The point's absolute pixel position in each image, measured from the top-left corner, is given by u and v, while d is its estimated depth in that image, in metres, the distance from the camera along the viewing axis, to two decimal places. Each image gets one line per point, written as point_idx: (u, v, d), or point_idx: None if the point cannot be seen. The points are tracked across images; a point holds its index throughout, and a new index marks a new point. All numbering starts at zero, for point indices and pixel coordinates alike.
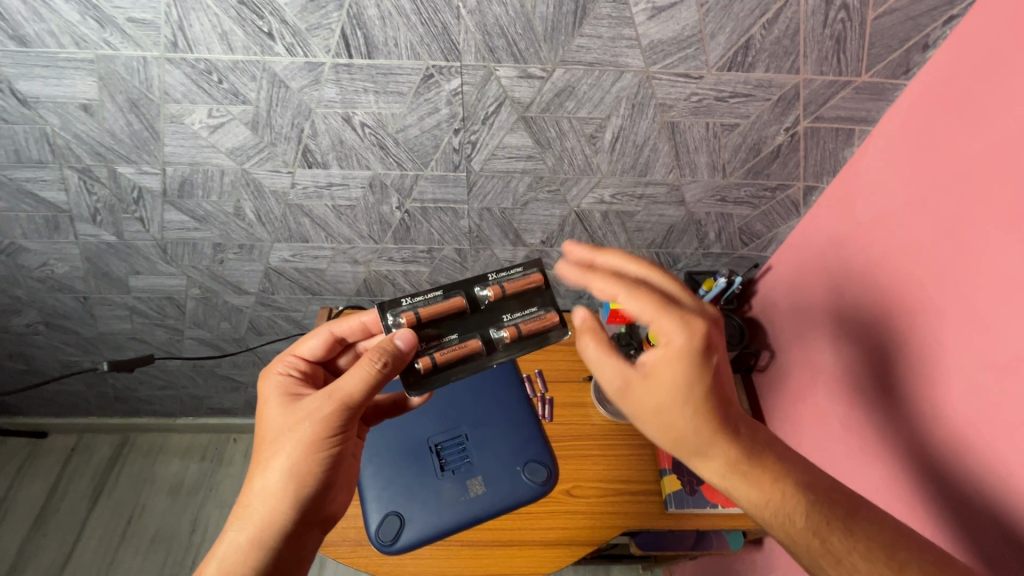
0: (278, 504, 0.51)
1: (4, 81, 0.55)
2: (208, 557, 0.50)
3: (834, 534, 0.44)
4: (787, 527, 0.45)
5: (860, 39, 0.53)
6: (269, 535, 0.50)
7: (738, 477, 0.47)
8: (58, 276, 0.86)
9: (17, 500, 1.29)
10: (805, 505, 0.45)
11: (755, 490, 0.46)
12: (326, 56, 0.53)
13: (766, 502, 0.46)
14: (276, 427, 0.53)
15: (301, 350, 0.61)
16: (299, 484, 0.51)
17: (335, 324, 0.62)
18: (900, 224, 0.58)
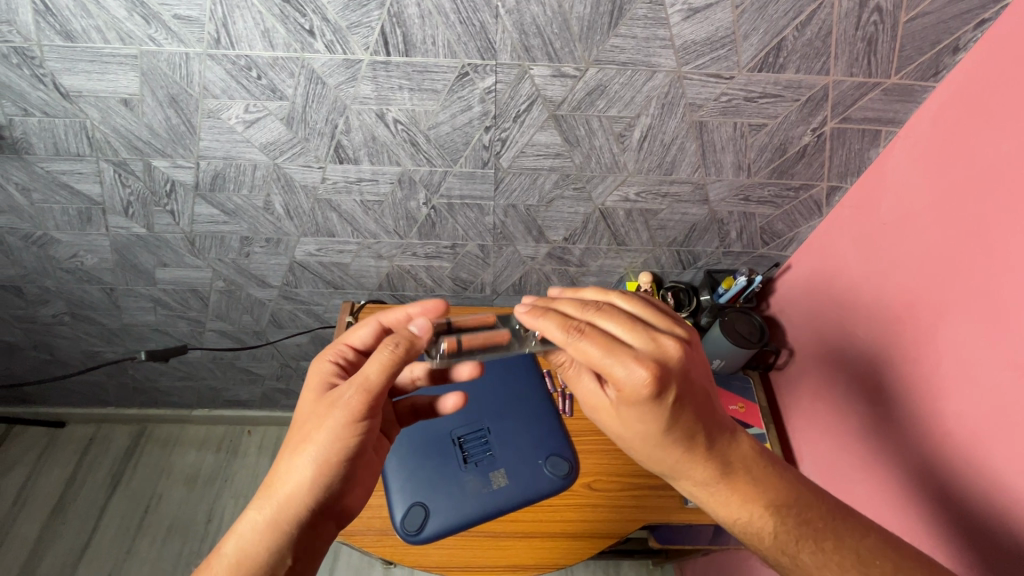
0: (296, 492, 0.50)
1: (48, 75, 0.57)
2: (230, 534, 0.51)
3: (802, 552, 0.48)
4: (756, 541, 0.50)
5: (892, 42, 0.53)
6: (286, 522, 0.50)
7: (708, 497, 0.51)
8: (86, 268, 0.88)
9: (37, 489, 1.30)
10: (775, 525, 0.49)
11: (727, 510, 0.51)
12: (364, 53, 0.54)
13: (735, 519, 0.51)
14: (306, 412, 0.53)
15: (349, 338, 0.60)
16: (318, 474, 0.50)
17: (383, 315, 0.60)
18: (927, 224, 0.60)
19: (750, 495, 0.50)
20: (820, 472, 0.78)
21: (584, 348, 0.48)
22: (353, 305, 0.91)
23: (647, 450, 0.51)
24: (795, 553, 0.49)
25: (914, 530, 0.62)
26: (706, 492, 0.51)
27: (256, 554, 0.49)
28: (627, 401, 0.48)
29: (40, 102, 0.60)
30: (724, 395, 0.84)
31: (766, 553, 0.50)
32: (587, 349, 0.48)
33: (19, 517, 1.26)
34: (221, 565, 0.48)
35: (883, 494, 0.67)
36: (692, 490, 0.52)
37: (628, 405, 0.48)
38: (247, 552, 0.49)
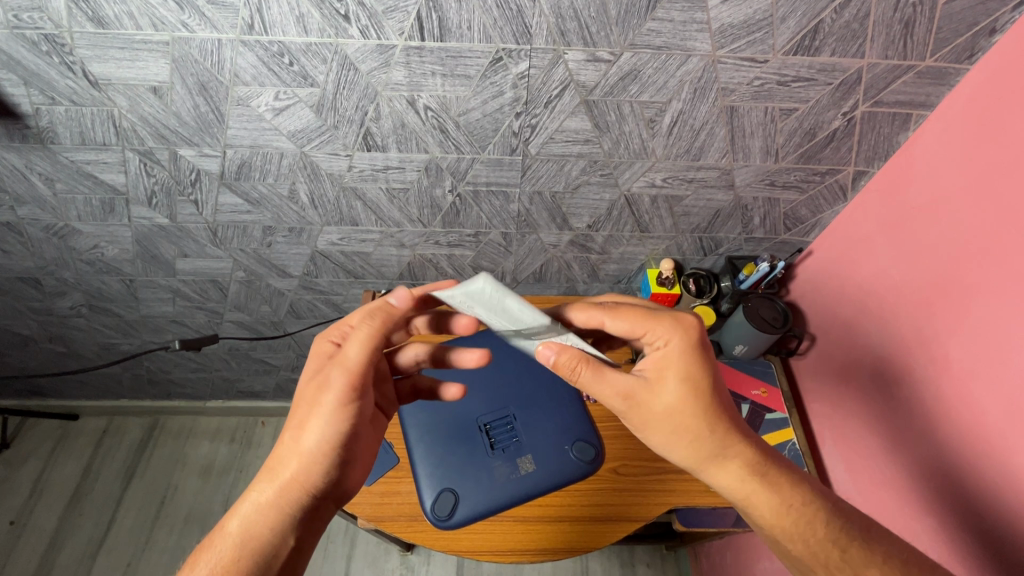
0: (306, 472, 0.51)
1: (77, 63, 0.56)
2: (232, 513, 0.50)
3: (853, 544, 0.49)
4: (808, 536, 0.49)
5: (929, 24, 0.53)
6: (295, 503, 0.50)
7: (756, 485, 0.51)
8: (106, 259, 0.87)
9: (52, 481, 1.31)
10: (821, 517, 0.50)
11: (778, 499, 0.51)
12: (398, 38, 0.54)
13: (785, 511, 0.50)
14: (310, 394, 0.53)
15: (352, 320, 0.57)
16: (327, 457, 0.51)
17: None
18: (958, 207, 0.60)
19: (793, 484, 0.51)
20: (845, 455, 0.78)
21: (633, 313, 0.53)
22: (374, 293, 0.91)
23: (699, 428, 0.51)
24: (846, 547, 0.49)
25: (944, 510, 0.62)
26: (751, 481, 0.51)
27: (262, 534, 0.48)
28: (677, 364, 0.51)
29: (67, 90, 0.59)
30: (746, 381, 0.84)
31: (818, 551, 0.49)
32: (633, 316, 0.52)
33: (37, 509, 1.27)
34: (224, 544, 0.47)
35: (908, 476, 0.67)
36: (737, 483, 0.51)
37: (681, 362, 0.51)
38: (250, 532, 0.48)
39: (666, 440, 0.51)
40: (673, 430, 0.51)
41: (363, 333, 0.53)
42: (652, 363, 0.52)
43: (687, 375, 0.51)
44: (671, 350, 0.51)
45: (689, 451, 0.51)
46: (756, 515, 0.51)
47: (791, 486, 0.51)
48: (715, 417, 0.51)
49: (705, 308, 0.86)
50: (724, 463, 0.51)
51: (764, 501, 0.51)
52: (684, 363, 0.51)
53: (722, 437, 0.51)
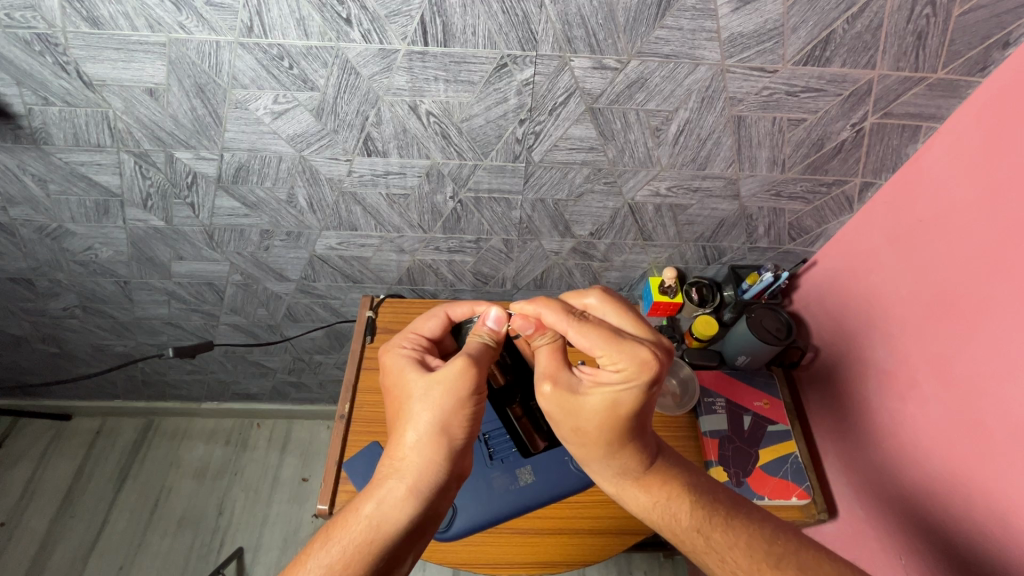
0: (430, 459, 0.50)
1: (71, 63, 0.55)
2: (363, 497, 0.49)
3: (716, 530, 0.49)
4: (673, 526, 0.51)
5: (942, 35, 0.52)
6: (426, 485, 0.50)
7: (626, 479, 0.53)
8: (101, 261, 0.86)
9: (44, 482, 1.29)
10: (690, 506, 0.51)
11: (643, 492, 0.53)
12: (401, 43, 0.53)
13: (653, 503, 0.52)
14: (417, 387, 0.53)
15: (420, 328, 0.61)
16: (449, 442, 0.52)
17: (450, 307, 0.64)
18: (963, 223, 0.59)
19: (665, 479, 0.53)
20: (846, 468, 0.77)
21: (618, 307, 0.55)
22: (373, 300, 0.89)
23: (595, 431, 0.52)
24: (708, 532, 0.49)
25: (945, 528, 0.61)
26: (626, 477, 0.53)
27: (399, 516, 0.48)
28: (602, 394, 0.50)
29: (61, 90, 0.58)
30: (749, 392, 0.83)
31: (683, 539, 0.50)
32: (593, 336, 0.51)
33: (28, 510, 1.25)
34: (361, 526, 0.47)
35: (914, 495, 0.65)
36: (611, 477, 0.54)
37: (596, 394, 0.50)
38: (388, 515, 0.48)
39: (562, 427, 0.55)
40: (572, 427, 0.53)
41: (477, 342, 0.57)
42: (593, 382, 0.51)
43: (611, 396, 0.49)
44: (608, 387, 0.50)
45: (581, 447, 0.54)
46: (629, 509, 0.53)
47: (659, 481, 0.52)
48: (611, 431, 0.51)
49: (707, 317, 0.85)
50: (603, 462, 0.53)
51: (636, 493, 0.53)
52: (599, 397, 0.50)
53: (606, 444, 0.52)
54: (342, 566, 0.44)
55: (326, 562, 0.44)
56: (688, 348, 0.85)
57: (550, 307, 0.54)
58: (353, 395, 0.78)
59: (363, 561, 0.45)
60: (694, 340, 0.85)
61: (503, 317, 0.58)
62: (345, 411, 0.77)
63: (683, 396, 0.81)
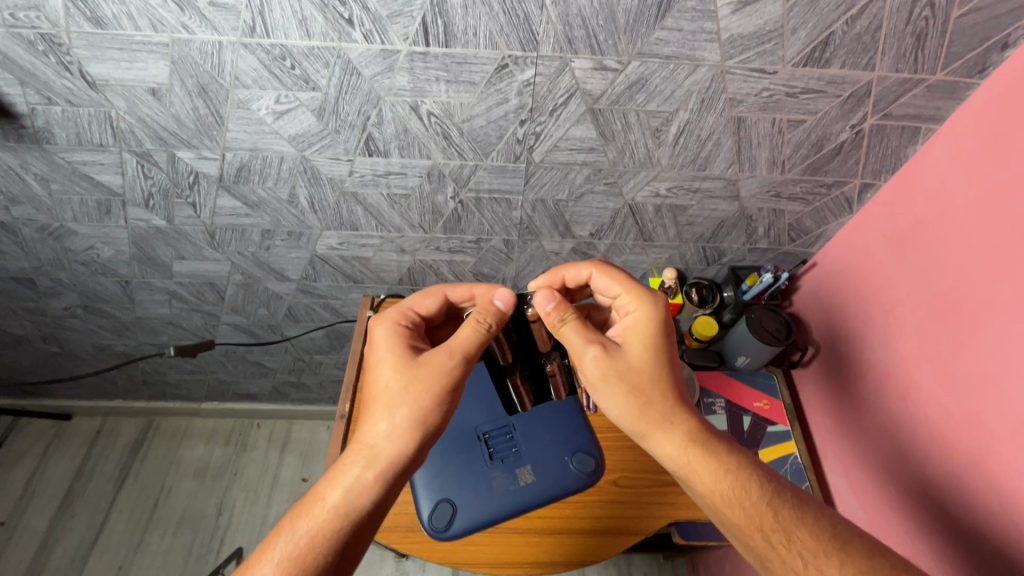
0: (398, 450, 0.52)
1: (74, 62, 0.55)
2: (330, 484, 0.51)
3: (784, 505, 0.50)
4: (742, 500, 0.50)
5: (940, 37, 0.53)
6: (390, 479, 0.52)
7: (696, 449, 0.53)
8: (102, 260, 0.86)
9: (44, 482, 1.29)
10: (758, 479, 0.51)
11: (714, 462, 0.52)
12: (403, 43, 0.53)
13: (723, 476, 0.51)
14: (394, 377, 0.54)
15: (417, 305, 0.61)
16: (420, 436, 0.53)
17: (451, 289, 0.63)
18: (962, 223, 0.59)
19: (734, 452, 0.53)
20: (847, 470, 0.77)
21: (615, 274, 0.59)
22: (373, 300, 0.89)
23: (650, 389, 0.54)
24: (779, 508, 0.49)
25: (944, 526, 0.61)
26: (690, 449, 0.53)
27: (361, 507, 0.50)
28: (640, 329, 0.56)
29: (64, 90, 0.58)
30: (748, 392, 0.83)
31: (751, 514, 0.49)
32: (614, 278, 0.59)
33: (28, 510, 1.25)
34: (325, 514, 0.49)
35: (913, 496, 0.66)
36: (676, 452, 0.53)
37: (637, 336, 0.56)
38: (352, 505, 0.50)
39: (622, 401, 0.54)
40: (627, 391, 0.54)
41: (470, 331, 0.56)
42: (630, 326, 0.57)
43: (646, 339, 0.56)
44: (635, 317, 0.57)
45: (637, 415, 0.54)
46: (698, 482, 0.52)
47: (727, 454, 0.53)
48: (662, 381, 0.55)
49: (707, 318, 0.85)
50: (669, 433, 0.53)
51: (704, 467, 0.52)
52: (642, 337, 0.56)
53: (665, 402, 0.54)
54: (300, 552, 0.47)
55: (291, 543, 0.47)
56: (688, 349, 0.85)
57: (564, 271, 0.61)
58: (353, 395, 0.78)
59: (321, 550, 0.47)
60: (694, 341, 0.85)
61: (513, 298, 0.59)
62: (345, 410, 0.77)
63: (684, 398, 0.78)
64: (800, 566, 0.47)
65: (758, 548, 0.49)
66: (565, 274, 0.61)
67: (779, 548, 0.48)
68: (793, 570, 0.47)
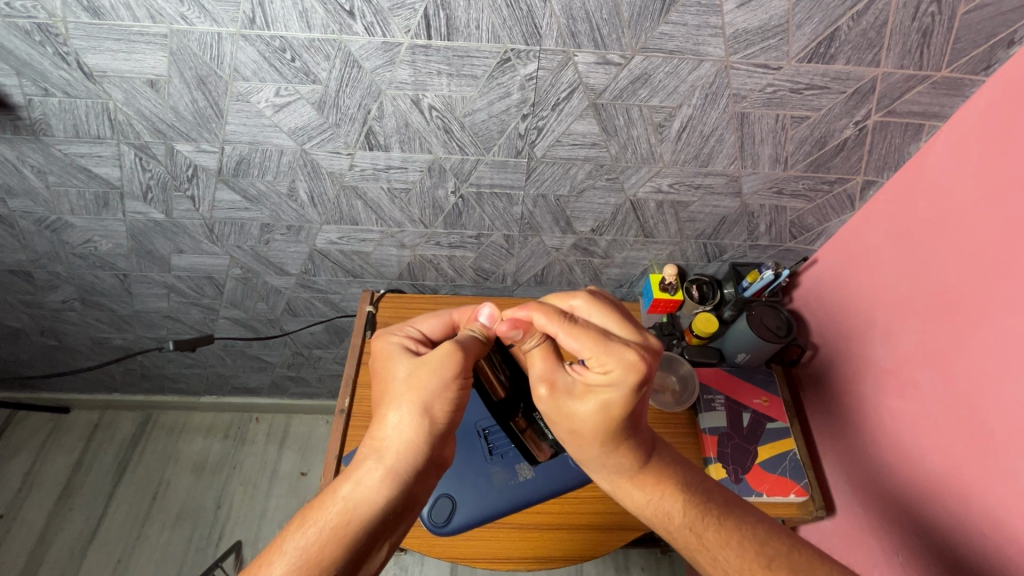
0: (411, 440, 0.50)
1: (71, 53, 0.54)
2: (341, 478, 0.48)
3: (708, 529, 0.49)
4: (667, 523, 0.51)
5: (947, 33, 0.52)
6: (403, 469, 0.49)
7: (628, 480, 0.52)
8: (100, 253, 0.85)
9: (42, 475, 1.29)
10: (683, 504, 0.51)
11: (641, 490, 0.52)
12: (405, 36, 0.53)
13: (647, 501, 0.52)
14: (401, 371, 0.53)
15: (421, 324, 0.61)
16: (430, 425, 0.51)
17: (457, 311, 0.63)
18: (966, 219, 0.59)
19: (660, 480, 0.52)
20: (844, 467, 0.76)
21: (584, 335, 0.47)
22: (373, 295, 0.89)
23: (591, 440, 0.50)
24: (702, 531, 0.49)
25: (939, 524, 0.61)
26: (623, 479, 0.53)
27: (374, 500, 0.47)
28: (595, 394, 0.48)
29: (61, 81, 0.57)
30: (748, 389, 0.83)
31: (677, 536, 0.50)
32: (581, 337, 0.47)
33: (26, 503, 1.25)
34: (337, 506, 0.47)
35: (912, 493, 0.65)
36: (612, 479, 0.54)
37: (586, 401, 0.49)
38: (364, 499, 0.47)
39: (564, 436, 0.53)
40: (570, 434, 0.52)
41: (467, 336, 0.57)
42: (586, 387, 0.49)
43: (602, 401, 0.48)
44: (594, 382, 0.48)
45: (580, 450, 0.53)
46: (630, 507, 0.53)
47: (657, 482, 0.52)
48: (609, 434, 0.49)
49: (708, 314, 0.85)
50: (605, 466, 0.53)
51: (636, 494, 0.52)
52: (591, 403, 0.48)
53: (603, 448, 0.51)
54: (315, 550, 0.44)
55: (302, 544, 0.44)
56: (688, 345, 0.85)
57: (534, 309, 0.51)
58: (353, 389, 0.78)
59: (336, 546, 0.45)
60: (694, 336, 0.85)
61: (497, 313, 0.58)
62: (344, 405, 0.76)
63: (683, 393, 0.82)
64: None
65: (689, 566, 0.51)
66: (534, 318, 0.51)
67: (706, 568, 0.49)
68: None
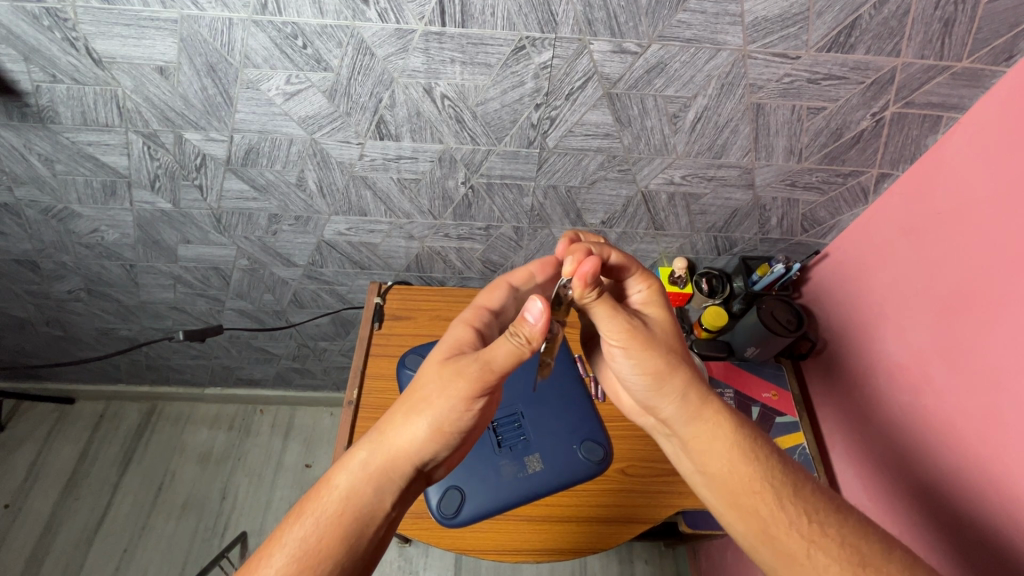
0: (414, 446, 0.49)
1: (80, 39, 0.54)
2: (337, 470, 0.48)
3: (792, 466, 0.50)
4: (755, 456, 0.50)
5: (969, 23, 0.51)
6: (397, 472, 0.48)
7: (714, 414, 0.52)
8: (107, 243, 0.85)
9: (47, 466, 1.29)
10: (766, 441, 0.51)
11: (730, 421, 0.52)
12: (418, 23, 0.52)
13: (737, 434, 0.51)
14: (427, 374, 0.50)
15: (484, 300, 0.57)
16: (437, 437, 0.49)
17: (513, 276, 0.58)
18: (985, 214, 0.58)
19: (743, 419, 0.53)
20: (855, 463, 0.76)
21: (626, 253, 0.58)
22: (381, 286, 0.88)
23: (682, 354, 0.54)
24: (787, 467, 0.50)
25: (953, 516, 0.61)
26: (709, 412, 0.52)
27: (367, 495, 0.47)
28: (659, 300, 0.57)
29: (70, 68, 0.57)
30: (757, 383, 0.83)
31: (763, 472, 0.49)
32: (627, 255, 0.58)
33: (32, 492, 1.26)
34: (333, 498, 0.46)
35: (923, 488, 0.65)
36: (695, 415, 0.52)
37: (658, 310, 0.57)
38: (357, 495, 0.47)
39: (659, 365, 0.52)
40: (666, 354, 0.53)
41: (506, 345, 0.49)
42: (646, 301, 0.57)
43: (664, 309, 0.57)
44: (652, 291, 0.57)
45: (670, 379, 0.52)
46: (716, 441, 0.51)
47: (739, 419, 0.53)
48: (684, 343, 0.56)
49: (717, 308, 0.84)
50: (689, 399, 0.52)
51: (722, 428, 0.52)
52: (661, 311, 0.57)
53: (690, 364, 0.54)
54: (311, 539, 0.44)
55: (299, 534, 0.44)
56: (697, 339, 0.85)
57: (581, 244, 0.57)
58: (361, 381, 0.78)
59: (328, 538, 0.44)
60: (702, 331, 0.85)
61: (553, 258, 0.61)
62: (353, 396, 0.76)
63: None
64: (806, 522, 0.46)
65: (768, 510, 0.47)
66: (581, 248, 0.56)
67: (788, 508, 0.47)
68: (801, 526, 0.46)
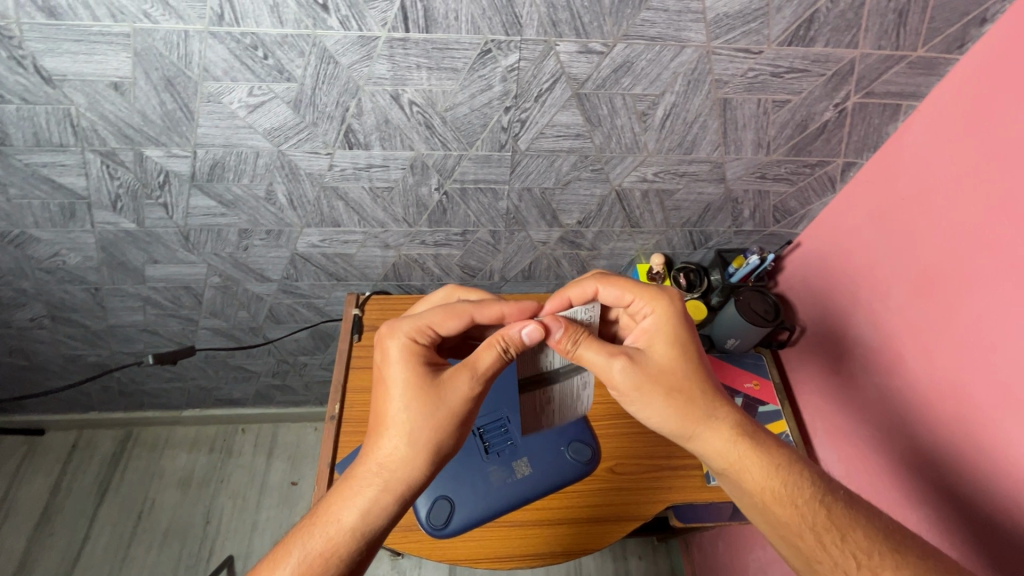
0: (409, 472, 0.51)
1: (28, 56, 0.52)
2: (342, 505, 0.50)
3: (837, 503, 0.50)
4: (794, 497, 0.50)
5: (922, 13, 0.53)
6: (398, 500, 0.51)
7: (748, 454, 0.52)
8: (69, 267, 0.82)
9: (18, 502, 1.24)
10: (806, 479, 0.51)
11: (765, 461, 0.52)
12: (381, 30, 0.51)
13: (773, 472, 0.51)
14: (400, 402, 0.52)
15: (439, 324, 0.56)
16: (428, 458, 0.52)
17: (479, 310, 0.57)
18: (945, 200, 0.60)
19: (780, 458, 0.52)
20: (836, 446, 0.78)
21: (623, 284, 0.57)
22: (359, 297, 0.87)
23: (688, 389, 0.54)
24: (830, 505, 0.49)
25: (934, 494, 0.63)
26: (740, 451, 0.52)
27: (371, 528, 0.50)
28: (664, 332, 0.55)
29: (18, 87, 0.54)
30: (739, 374, 0.83)
31: (803, 511, 0.49)
32: (623, 287, 0.57)
33: (3, 530, 1.20)
34: (340, 537, 0.49)
35: (904, 468, 0.67)
36: (725, 455, 0.53)
37: (662, 343, 0.55)
38: (362, 528, 0.50)
39: (663, 407, 0.53)
40: (666, 393, 0.53)
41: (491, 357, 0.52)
42: (647, 333, 0.56)
43: (674, 338, 0.55)
44: (653, 322, 0.56)
45: (682, 417, 0.53)
46: (749, 478, 0.52)
47: (774, 458, 0.52)
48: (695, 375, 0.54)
49: (695, 302, 0.84)
50: (710, 432, 0.53)
51: (753, 469, 0.52)
52: (665, 344, 0.55)
53: (705, 402, 0.54)
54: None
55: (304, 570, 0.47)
56: None
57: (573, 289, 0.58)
58: (343, 395, 0.76)
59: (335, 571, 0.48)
60: None
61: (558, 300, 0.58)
62: (335, 412, 0.75)
63: None
64: (854, 567, 0.46)
65: (809, 549, 0.48)
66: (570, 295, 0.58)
67: (833, 548, 0.48)
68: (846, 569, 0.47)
